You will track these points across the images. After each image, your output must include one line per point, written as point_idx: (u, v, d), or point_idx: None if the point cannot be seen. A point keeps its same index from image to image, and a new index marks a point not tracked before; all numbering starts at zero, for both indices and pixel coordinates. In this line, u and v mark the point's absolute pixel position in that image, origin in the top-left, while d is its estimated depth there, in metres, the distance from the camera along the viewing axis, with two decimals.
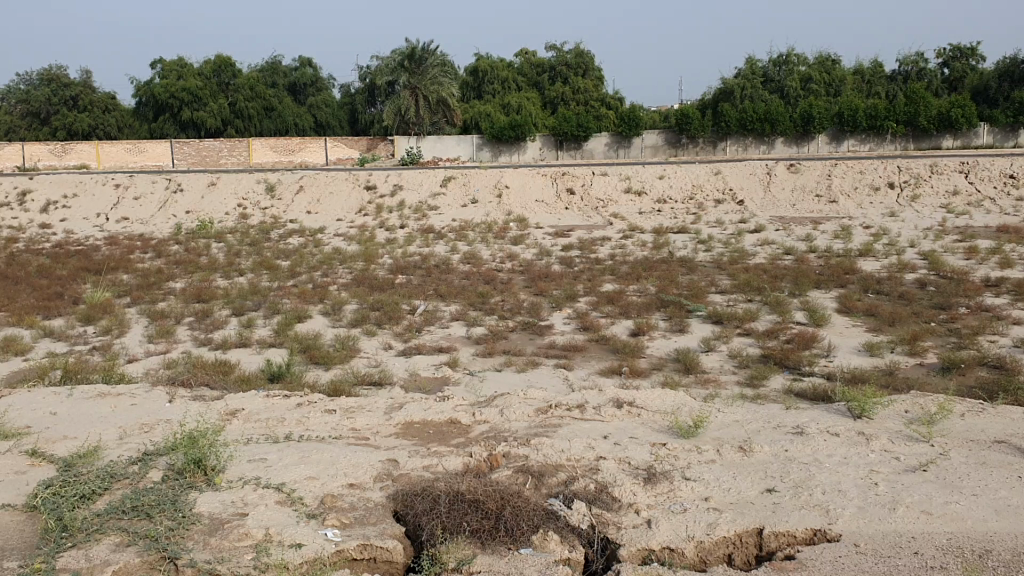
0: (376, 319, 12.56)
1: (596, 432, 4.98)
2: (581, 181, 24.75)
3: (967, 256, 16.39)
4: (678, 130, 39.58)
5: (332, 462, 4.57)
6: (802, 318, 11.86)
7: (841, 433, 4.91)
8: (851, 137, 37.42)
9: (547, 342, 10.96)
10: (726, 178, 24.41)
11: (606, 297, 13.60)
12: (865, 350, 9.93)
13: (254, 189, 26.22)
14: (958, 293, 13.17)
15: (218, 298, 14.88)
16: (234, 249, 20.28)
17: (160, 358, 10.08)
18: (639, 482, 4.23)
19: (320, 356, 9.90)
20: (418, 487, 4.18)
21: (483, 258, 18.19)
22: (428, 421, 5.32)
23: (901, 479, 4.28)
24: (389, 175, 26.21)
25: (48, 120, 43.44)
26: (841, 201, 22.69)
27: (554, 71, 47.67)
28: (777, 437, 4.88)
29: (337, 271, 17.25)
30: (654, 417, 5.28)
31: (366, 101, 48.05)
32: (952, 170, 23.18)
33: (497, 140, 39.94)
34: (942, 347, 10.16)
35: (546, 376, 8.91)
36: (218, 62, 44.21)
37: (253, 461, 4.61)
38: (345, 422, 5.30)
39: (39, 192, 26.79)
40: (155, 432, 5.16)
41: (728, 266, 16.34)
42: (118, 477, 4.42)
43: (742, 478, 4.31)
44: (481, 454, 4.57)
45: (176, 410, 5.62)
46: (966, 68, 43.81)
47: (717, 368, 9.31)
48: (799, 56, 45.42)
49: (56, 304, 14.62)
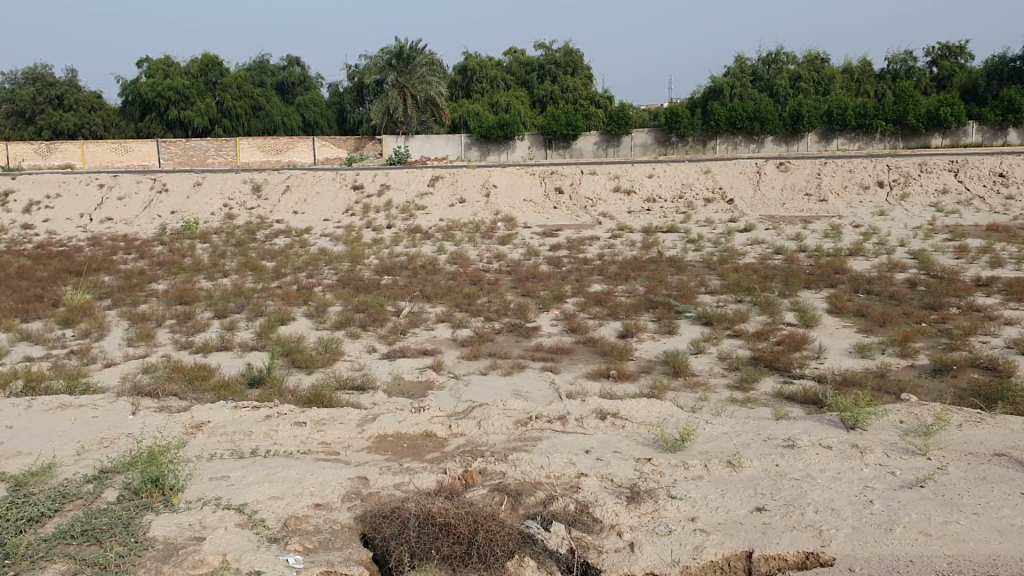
0: (360, 322, 12.30)
1: (577, 446, 4.74)
2: (570, 180, 24.57)
3: (957, 256, 16.23)
4: (667, 129, 39.07)
5: (298, 481, 4.31)
6: (792, 320, 11.67)
7: (834, 446, 4.68)
8: (840, 136, 37.54)
9: (533, 345, 10.73)
10: (716, 177, 24.22)
11: (594, 298, 13.37)
12: (856, 353, 9.74)
13: (240, 189, 25.92)
14: (948, 293, 12.99)
15: (200, 300, 14.58)
16: (219, 250, 19.97)
17: (138, 362, 9.83)
18: (622, 502, 3.99)
19: (302, 361, 9.66)
20: (387, 508, 3.94)
21: (470, 258, 17.95)
22: (402, 434, 5.07)
23: (897, 497, 4.05)
24: (376, 175, 25.94)
25: (34, 120, 43.04)
26: (831, 200, 22.54)
27: (543, 70, 47.49)
28: (766, 451, 4.65)
29: (323, 272, 16.99)
30: (639, 429, 5.04)
31: (355, 100, 47.48)
32: (942, 169, 23.02)
33: (485, 139, 39.76)
34: (934, 348, 10.00)
35: (533, 380, 8.72)
36: (205, 61, 43.89)
37: (215, 479, 4.35)
38: (316, 435, 5.05)
39: (21, 193, 26.40)
40: (114, 446, 4.89)
41: (718, 266, 16.13)
42: (70, 497, 4.16)
43: (730, 497, 4.08)
44: (457, 471, 4.34)
45: (139, 421, 5.35)
46: (954, 67, 43.88)
47: (706, 370, 9.13)
48: (788, 55, 45.19)
49: (35, 306, 14.31)
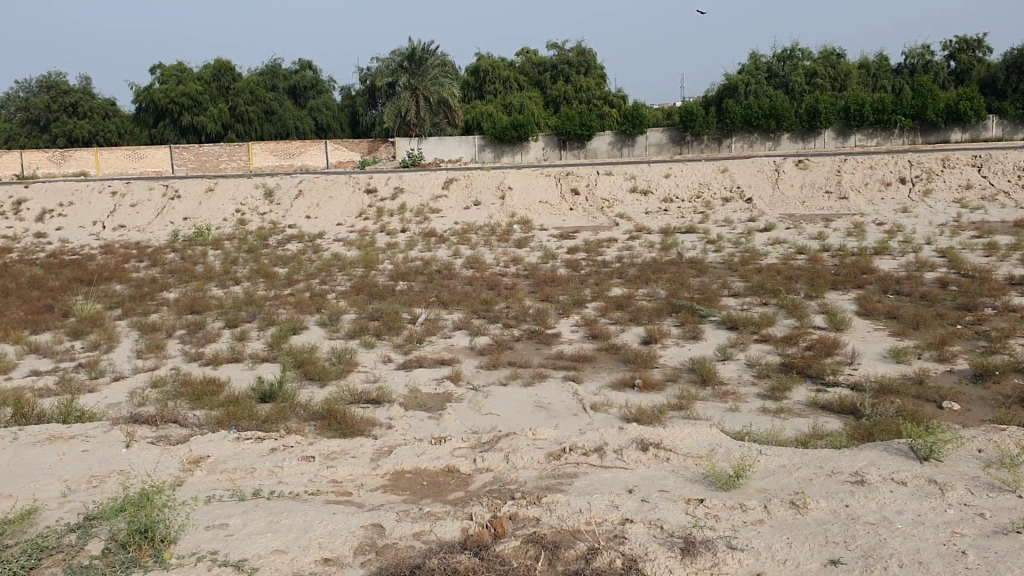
0: (375, 330, 11.81)
1: (618, 484, 4.22)
2: (585, 181, 24.04)
3: (986, 253, 15.60)
4: (681, 128, 38.55)
5: (305, 530, 3.80)
6: (821, 323, 11.12)
7: (909, 482, 4.15)
8: (858, 132, 36.82)
9: (554, 353, 10.20)
10: (734, 176, 23.65)
11: (615, 302, 12.84)
12: (891, 357, 9.16)
13: (252, 194, 25.51)
14: (982, 292, 12.38)
15: (211, 309, 14.14)
16: (231, 257, 19.50)
17: (147, 375, 9.38)
18: (675, 555, 3.46)
19: (315, 372, 9.17)
20: (406, 566, 3.44)
21: (485, 262, 17.43)
22: (422, 470, 4.58)
23: (992, 545, 3.49)
24: (389, 178, 25.47)
25: (48, 128, 42.82)
26: (852, 198, 21.91)
27: (556, 70, 47.07)
28: (833, 488, 4.12)
29: (336, 279, 16.51)
30: (686, 462, 4.52)
31: (367, 103, 46.98)
32: (965, 164, 22.37)
33: (498, 141, 39.21)
34: (972, 351, 9.42)
35: (555, 391, 8.25)
36: (217, 66, 43.90)
37: (212, 528, 3.84)
38: (325, 473, 4.55)
39: (34, 201, 26.05)
40: (104, 486, 4.38)
41: (741, 267, 15.58)
42: (50, 550, 3.64)
43: (799, 546, 3.54)
44: (484, 518, 3.84)
45: (133, 455, 4.86)
46: (973, 60, 43.16)
47: (736, 378, 8.60)
48: (804, 51, 44.54)
49: (45, 317, 13.89)
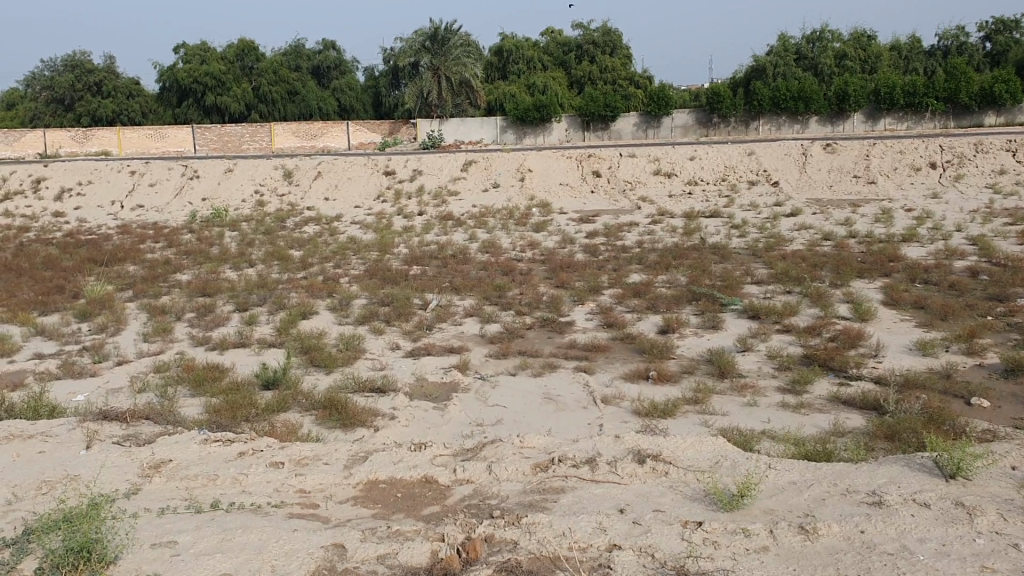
0: (385, 316, 11.43)
1: (608, 502, 3.86)
2: (608, 163, 23.56)
3: (1019, 241, 14.97)
4: (708, 109, 37.91)
5: (258, 551, 3.43)
6: (846, 313, 10.60)
7: (932, 504, 3.74)
8: (888, 116, 35.95)
9: (567, 342, 9.79)
10: (760, 159, 23.03)
11: (633, 290, 12.39)
12: (918, 350, 8.67)
13: (271, 175, 25.23)
14: (1015, 282, 11.81)
15: (223, 292, 13.83)
16: (247, 239, 19.21)
17: (149, 360, 9.06)
18: None
19: (320, 359, 8.82)
20: None
21: (502, 246, 17.02)
22: (397, 480, 4.25)
23: None
24: (408, 159, 25.07)
25: (73, 107, 42.77)
26: (880, 182, 21.25)
27: (581, 50, 46.16)
28: (848, 510, 3.71)
29: (351, 262, 16.19)
30: (686, 477, 4.15)
31: (389, 85, 45.97)
32: (998, 149, 21.60)
33: (520, 122, 38.77)
34: (1004, 344, 8.87)
35: (565, 383, 7.85)
36: (241, 46, 43.51)
37: (158, 545, 3.50)
38: (292, 481, 4.22)
39: (53, 180, 25.90)
40: (52, 495, 4.04)
41: (764, 253, 15.06)
42: None
43: None
44: (456, 540, 3.49)
45: (89, 460, 4.52)
46: (1009, 42, 41.97)
47: (756, 371, 8.13)
48: (834, 32, 43.39)
49: (55, 298, 13.61)
